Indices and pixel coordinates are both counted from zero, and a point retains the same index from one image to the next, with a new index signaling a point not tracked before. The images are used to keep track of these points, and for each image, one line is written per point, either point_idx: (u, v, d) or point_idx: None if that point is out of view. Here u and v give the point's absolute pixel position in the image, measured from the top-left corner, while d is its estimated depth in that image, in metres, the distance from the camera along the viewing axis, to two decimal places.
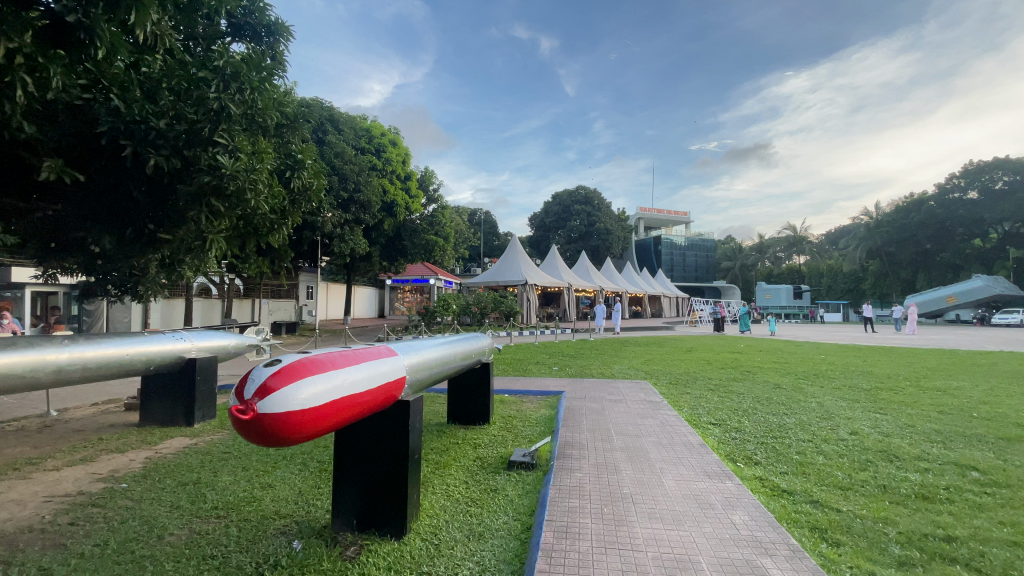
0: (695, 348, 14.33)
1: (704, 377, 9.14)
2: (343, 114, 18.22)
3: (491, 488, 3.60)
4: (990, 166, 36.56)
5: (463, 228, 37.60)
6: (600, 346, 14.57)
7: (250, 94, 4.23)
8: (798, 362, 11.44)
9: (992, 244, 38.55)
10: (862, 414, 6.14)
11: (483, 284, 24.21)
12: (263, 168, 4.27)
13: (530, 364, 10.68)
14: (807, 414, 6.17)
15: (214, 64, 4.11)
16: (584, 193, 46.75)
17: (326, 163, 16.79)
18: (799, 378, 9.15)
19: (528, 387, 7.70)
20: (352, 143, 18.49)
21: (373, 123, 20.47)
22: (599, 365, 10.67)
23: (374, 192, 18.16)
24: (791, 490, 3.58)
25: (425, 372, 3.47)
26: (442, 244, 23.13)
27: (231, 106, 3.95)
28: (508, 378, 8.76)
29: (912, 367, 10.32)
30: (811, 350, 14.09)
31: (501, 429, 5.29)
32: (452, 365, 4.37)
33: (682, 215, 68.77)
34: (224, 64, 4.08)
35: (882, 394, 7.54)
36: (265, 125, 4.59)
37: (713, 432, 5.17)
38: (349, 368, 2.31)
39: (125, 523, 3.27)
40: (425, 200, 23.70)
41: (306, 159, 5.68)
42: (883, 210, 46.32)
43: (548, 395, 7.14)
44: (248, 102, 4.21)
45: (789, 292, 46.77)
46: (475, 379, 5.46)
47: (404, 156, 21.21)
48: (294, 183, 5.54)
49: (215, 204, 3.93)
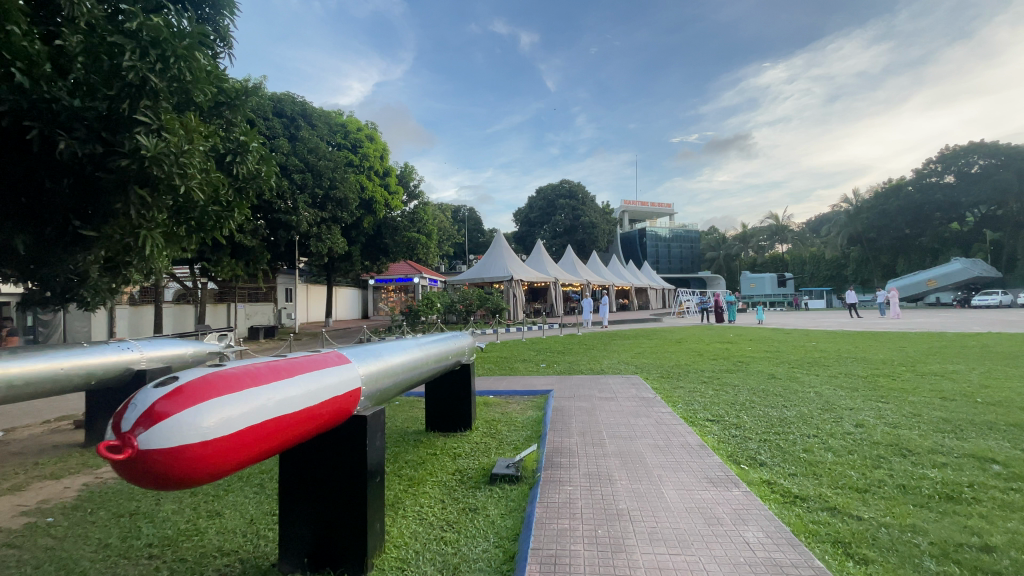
0: (685, 339, 14.09)
1: (697, 369, 8.81)
2: (317, 109, 17.57)
3: (470, 508, 3.18)
4: (965, 150, 37.04)
5: (447, 225, 36.99)
6: (589, 340, 14.25)
7: (176, 65, 3.73)
8: (789, 350, 11.22)
9: (969, 228, 39.24)
10: (864, 404, 5.86)
11: (468, 281, 23.75)
12: (197, 148, 3.79)
13: (517, 362, 10.29)
14: (808, 406, 5.86)
15: (127, 25, 3.52)
16: (568, 187, 46.60)
17: (299, 160, 16.14)
18: (793, 366, 8.89)
19: (514, 387, 7.27)
20: (326, 139, 17.84)
21: (349, 119, 19.82)
22: (589, 360, 10.31)
23: (350, 188, 17.54)
24: (804, 495, 3.22)
25: (393, 380, 3.01)
26: (424, 242, 22.64)
27: (153, 78, 3.49)
28: (494, 377, 8.34)
29: (905, 352, 10.13)
30: (801, 337, 13.93)
31: (483, 435, 4.87)
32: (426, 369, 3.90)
33: (666, 207, 68.97)
34: (139, 26, 3.49)
35: (881, 381, 7.29)
36: (200, 101, 4.10)
37: (712, 430, 4.82)
38: (279, 383, 1.88)
39: (38, 568, 2.78)
40: (405, 197, 23.14)
41: (251, 142, 5.23)
42: (863, 196, 46.87)
43: (536, 395, 6.74)
44: (173, 73, 3.72)
45: (773, 281, 47.08)
46: (453, 382, 5.02)
47: (382, 151, 20.61)
48: (237, 171, 5.18)
49: (142, 193, 3.51)
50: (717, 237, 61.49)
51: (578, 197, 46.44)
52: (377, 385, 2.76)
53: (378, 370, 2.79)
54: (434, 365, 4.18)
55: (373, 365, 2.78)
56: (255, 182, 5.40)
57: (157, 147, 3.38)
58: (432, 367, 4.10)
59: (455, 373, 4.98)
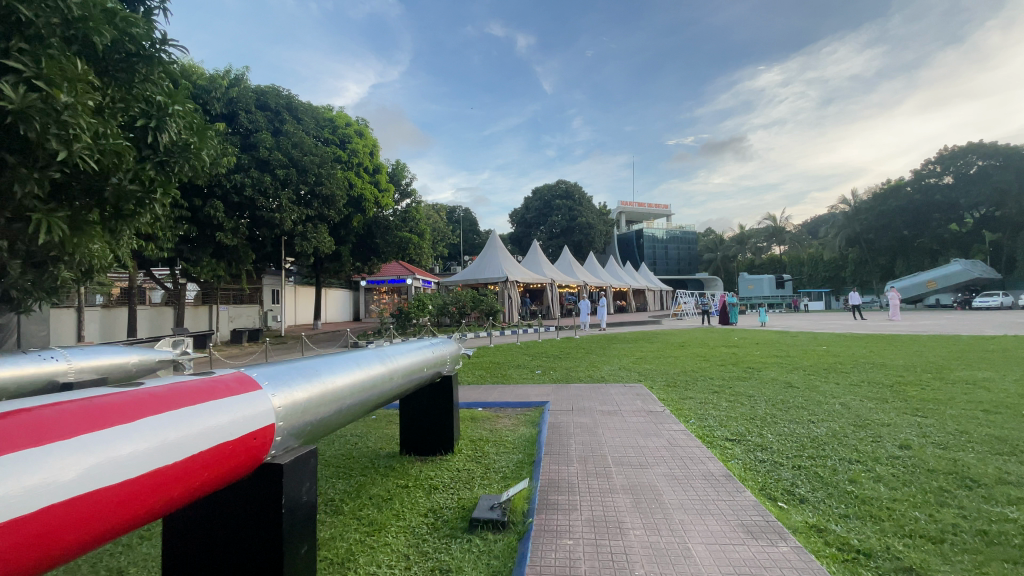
0: (688, 343, 13.40)
1: (705, 377, 8.11)
2: (301, 102, 16.81)
3: (440, 569, 2.47)
4: (965, 150, 36.63)
5: (441, 225, 36.20)
6: (587, 344, 13.52)
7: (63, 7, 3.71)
8: (799, 354, 10.55)
9: (969, 229, 38.88)
10: (901, 420, 5.19)
11: (461, 282, 23.03)
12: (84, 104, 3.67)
13: (511, 368, 9.57)
14: (839, 421, 5.16)
15: None
16: (565, 187, 45.92)
17: (283, 155, 15.33)
18: (809, 373, 8.21)
19: (506, 399, 6.52)
20: (313, 134, 17.09)
21: (337, 114, 19.05)
22: (588, 366, 9.59)
23: (337, 184, 16.70)
24: (866, 549, 2.55)
25: (336, 407, 2.23)
26: (416, 242, 21.91)
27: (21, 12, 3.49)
28: (485, 386, 7.62)
29: (926, 357, 9.47)
30: (810, 341, 13.28)
31: (467, 461, 4.15)
32: (397, 386, 3.13)
33: (663, 209, 68.31)
34: None
35: (910, 391, 6.62)
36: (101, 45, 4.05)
37: (734, 452, 4.14)
38: (88, 441, 1.16)
39: None
40: (397, 196, 22.40)
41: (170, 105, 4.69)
42: (861, 197, 46.45)
43: (530, 408, 6.01)
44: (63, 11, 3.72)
45: (771, 282, 46.54)
46: (433, 397, 4.29)
47: (372, 148, 19.82)
48: (160, 142, 4.64)
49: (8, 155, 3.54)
50: (714, 238, 60.93)
51: (575, 197, 45.83)
52: (307, 420, 1.98)
53: (310, 399, 2.01)
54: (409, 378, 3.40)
55: (304, 391, 2.00)
56: (184, 155, 4.83)
57: (23, 98, 3.33)
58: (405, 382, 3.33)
59: (434, 388, 4.26)
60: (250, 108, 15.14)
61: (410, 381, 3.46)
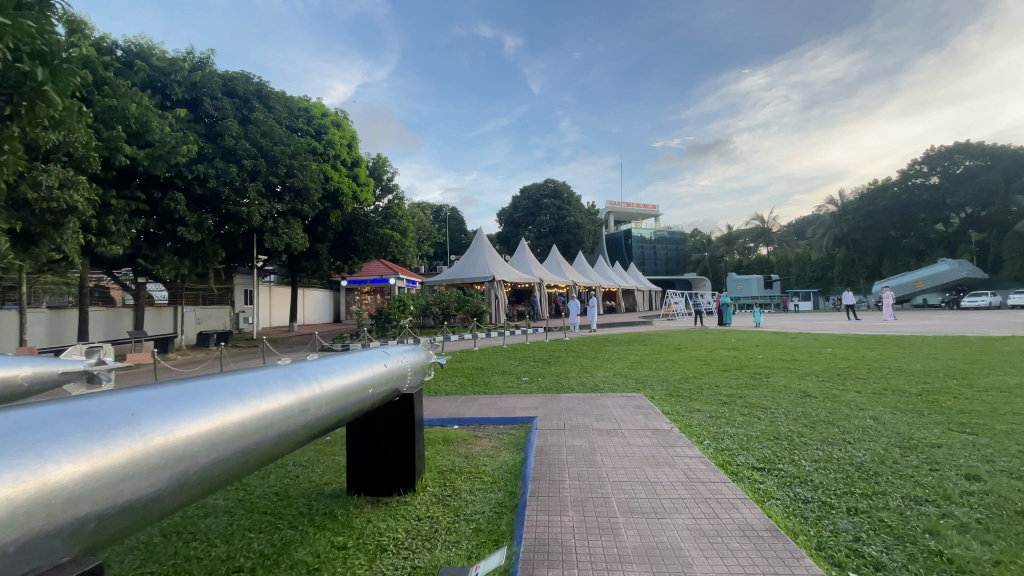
0: (684, 345, 12.64)
1: (709, 384, 7.30)
2: (273, 90, 15.79)
3: None
4: (951, 150, 36.57)
5: (426, 224, 35.17)
6: (577, 346, 12.73)
7: None
8: (805, 358, 9.79)
9: (954, 229, 38.93)
10: (953, 440, 4.39)
11: (446, 282, 22.10)
12: None
13: (494, 374, 8.69)
14: (881, 442, 4.35)
15: None
16: (553, 186, 45.20)
17: (250, 144, 14.26)
18: (824, 380, 7.44)
19: (487, 414, 5.60)
20: (286, 123, 16.05)
21: (313, 104, 18.02)
22: (579, 372, 8.75)
23: (311, 177, 15.61)
24: None
25: (166, 477, 1.31)
26: (398, 240, 20.94)
27: None
28: (465, 397, 6.73)
29: (944, 360, 8.77)
30: (811, 342, 12.60)
31: (431, 504, 3.26)
32: (323, 416, 2.20)
33: (651, 209, 67.89)
34: None
35: (945, 401, 5.85)
36: None
37: (770, 489, 3.29)
38: None
39: None
40: (378, 192, 21.42)
41: None
42: (848, 197, 46.41)
43: (515, 426, 5.10)
44: None
45: (759, 282, 46.33)
46: (388, 421, 3.36)
47: (350, 140, 18.75)
48: None
49: None
50: (702, 239, 60.55)
51: (563, 196, 45.10)
52: (76, 516, 1.09)
53: (83, 478, 1.10)
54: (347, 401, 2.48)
55: (72, 464, 1.10)
56: None
57: None
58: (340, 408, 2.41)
59: (387, 410, 3.36)
60: (216, 94, 14.15)
61: (351, 405, 2.55)
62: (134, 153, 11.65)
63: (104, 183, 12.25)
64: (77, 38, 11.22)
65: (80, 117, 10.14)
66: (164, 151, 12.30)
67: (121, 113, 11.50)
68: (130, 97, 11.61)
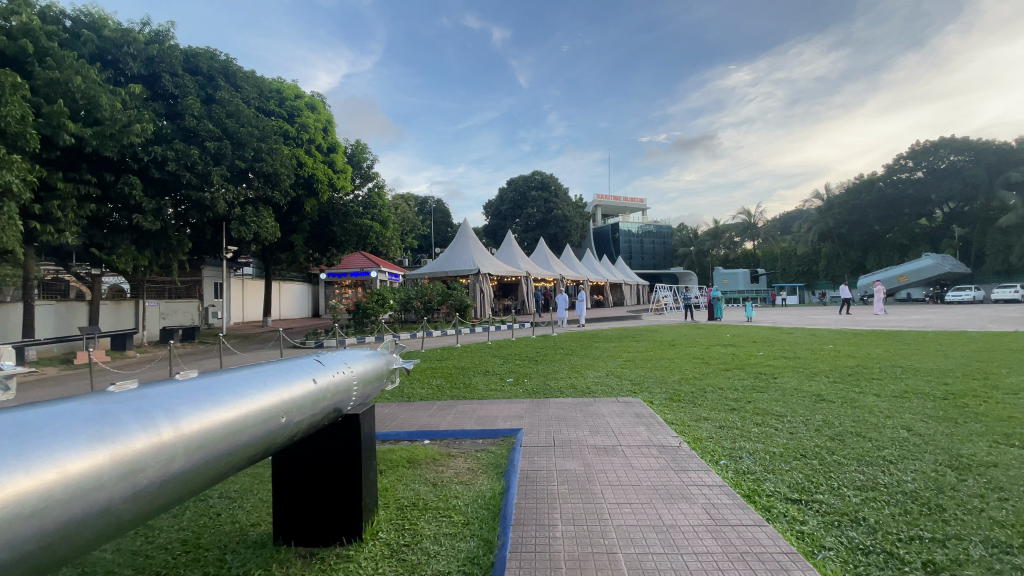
0: (679, 341, 11.99)
1: (712, 386, 6.62)
2: (241, 68, 14.73)
3: None
4: (936, 145, 36.51)
5: (410, 215, 34.16)
6: (565, 343, 12.02)
7: None
8: (807, 355, 9.18)
9: (938, 224, 39.06)
10: (1011, 458, 3.73)
11: (429, 275, 21.23)
12: None
13: (476, 375, 7.92)
14: (929, 462, 3.69)
15: None
16: (540, 178, 44.38)
17: (214, 125, 13.21)
18: (835, 381, 6.79)
19: (463, 426, 4.80)
20: (254, 104, 14.99)
21: (285, 84, 16.92)
22: (568, 372, 8.03)
23: (282, 161, 14.61)
24: None
25: None
26: (378, 230, 19.97)
27: None
28: (441, 404, 5.94)
29: (956, 358, 8.20)
30: (809, 338, 12.05)
31: (382, 558, 2.50)
32: (195, 466, 1.47)
33: (639, 203, 67.45)
34: None
35: (979, 408, 5.22)
36: None
37: (816, 533, 2.61)
38: None
39: None
40: (357, 180, 20.41)
41: None
42: (835, 191, 46.36)
43: (496, 442, 4.34)
44: None
45: (746, 277, 46.25)
46: (327, 450, 2.60)
47: (326, 123, 17.69)
48: None
49: None
50: (690, 233, 60.14)
51: (550, 188, 44.32)
52: None
53: None
54: (255, 434, 1.72)
55: None
56: None
57: None
58: (241, 446, 1.66)
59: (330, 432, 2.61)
60: (176, 70, 13.08)
61: (266, 438, 1.80)
62: (79, 131, 10.58)
63: (48, 165, 11.19)
64: (14, 2, 10.15)
65: (13, 88, 9.03)
66: (115, 130, 11.25)
67: (65, 87, 10.46)
68: (76, 70, 10.56)
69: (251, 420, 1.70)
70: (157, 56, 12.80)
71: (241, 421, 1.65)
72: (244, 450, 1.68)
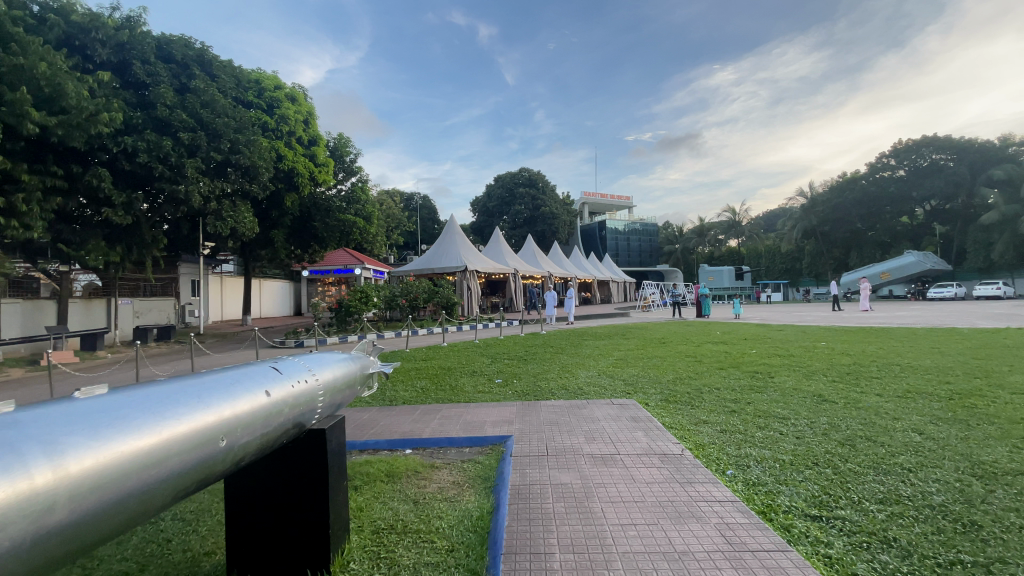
0: (670, 339, 11.77)
1: (709, 386, 6.37)
2: (217, 56, 14.14)
3: None
4: (918, 144, 36.99)
5: (395, 211, 33.58)
6: (555, 341, 11.74)
7: None
8: (801, 352, 9.01)
9: (918, 221, 39.65)
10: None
11: (415, 272, 20.80)
12: None
13: (462, 376, 7.57)
14: (949, 471, 3.47)
15: None
16: (527, 174, 44.03)
17: (189, 115, 12.62)
18: (834, 379, 6.59)
19: (448, 433, 4.46)
20: (231, 94, 14.41)
21: (265, 74, 16.34)
22: (559, 371, 7.72)
23: (261, 154, 14.08)
24: None
25: None
26: (362, 226, 19.47)
27: None
28: (426, 407, 5.59)
29: (951, 356, 8.08)
30: (800, 334, 11.94)
31: None
32: (87, 514, 1.15)
33: (625, 201, 67.44)
34: None
35: (985, 408, 5.05)
36: None
37: (848, 559, 2.35)
38: None
39: None
40: (340, 174, 19.87)
41: None
42: (818, 189, 46.80)
43: (484, 451, 4.02)
44: None
45: (732, 274, 46.50)
46: (285, 470, 2.25)
47: (308, 115, 17.12)
48: None
49: None
50: (676, 230, 60.32)
51: (538, 185, 44.01)
52: None
53: None
54: (179, 466, 1.40)
55: None
56: None
57: None
58: (160, 482, 1.34)
59: (292, 450, 2.26)
60: (148, 57, 12.46)
61: (196, 469, 1.47)
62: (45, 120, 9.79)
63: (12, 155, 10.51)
64: None
65: None
66: (82, 119, 10.61)
67: (29, 74, 9.67)
68: (40, 55, 9.89)
69: (172, 450, 1.38)
70: (128, 43, 12.16)
71: (159, 452, 1.33)
72: (164, 488, 1.36)
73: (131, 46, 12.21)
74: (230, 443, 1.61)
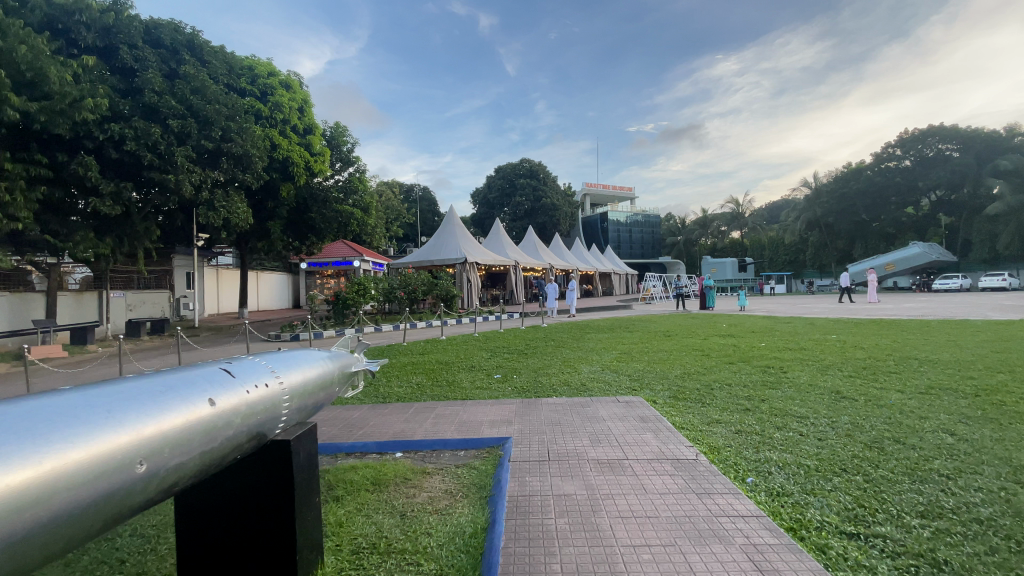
0: (675, 331, 11.44)
1: (719, 381, 6.05)
2: (207, 42, 13.72)
3: None
4: (925, 133, 36.37)
5: (394, 202, 33.17)
6: (556, 334, 11.42)
7: None
8: (812, 346, 8.66)
9: (924, 212, 39.11)
10: None
11: (414, 263, 20.47)
12: None
13: (460, 371, 7.25)
14: (991, 478, 3.16)
15: None
16: (528, 166, 43.53)
17: (178, 102, 12.23)
18: (850, 374, 6.27)
19: (442, 433, 4.15)
20: (223, 80, 14.00)
21: (258, 61, 15.91)
22: (561, 366, 7.41)
23: (254, 142, 13.71)
24: None
25: None
26: (360, 217, 19.10)
27: None
28: (421, 405, 5.28)
29: (970, 349, 7.74)
30: (808, 327, 11.59)
31: None
32: None
33: (628, 192, 66.79)
34: None
35: (1016, 406, 4.73)
36: None
37: None
38: None
39: None
40: (337, 165, 19.48)
41: None
42: (822, 180, 46.21)
43: (481, 454, 3.72)
44: None
45: (734, 266, 46.09)
46: (244, 488, 1.95)
47: (303, 103, 16.70)
48: None
49: None
50: (678, 222, 59.65)
51: (539, 176, 43.52)
52: None
53: None
54: (71, 504, 1.10)
55: None
56: None
57: None
58: (41, 527, 1.04)
59: (256, 463, 1.95)
60: (135, 41, 12.06)
61: (102, 501, 1.19)
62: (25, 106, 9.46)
63: None
64: None
65: None
66: (65, 105, 10.23)
67: (9, 58, 9.29)
68: (21, 38, 9.49)
69: (60, 485, 1.08)
70: (114, 26, 11.74)
71: (40, 489, 1.04)
72: (48, 532, 1.06)
73: (118, 30, 11.79)
74: (155, 468, 1.33)
